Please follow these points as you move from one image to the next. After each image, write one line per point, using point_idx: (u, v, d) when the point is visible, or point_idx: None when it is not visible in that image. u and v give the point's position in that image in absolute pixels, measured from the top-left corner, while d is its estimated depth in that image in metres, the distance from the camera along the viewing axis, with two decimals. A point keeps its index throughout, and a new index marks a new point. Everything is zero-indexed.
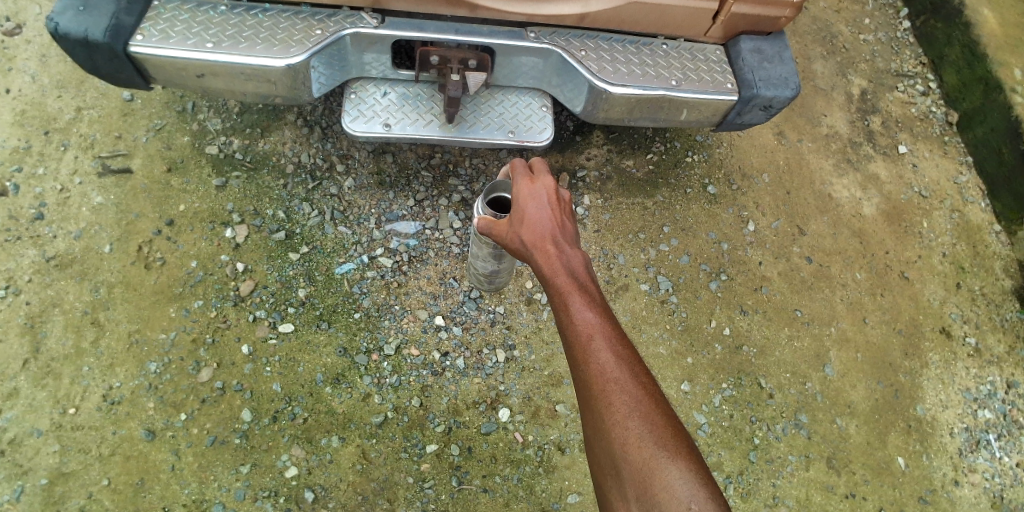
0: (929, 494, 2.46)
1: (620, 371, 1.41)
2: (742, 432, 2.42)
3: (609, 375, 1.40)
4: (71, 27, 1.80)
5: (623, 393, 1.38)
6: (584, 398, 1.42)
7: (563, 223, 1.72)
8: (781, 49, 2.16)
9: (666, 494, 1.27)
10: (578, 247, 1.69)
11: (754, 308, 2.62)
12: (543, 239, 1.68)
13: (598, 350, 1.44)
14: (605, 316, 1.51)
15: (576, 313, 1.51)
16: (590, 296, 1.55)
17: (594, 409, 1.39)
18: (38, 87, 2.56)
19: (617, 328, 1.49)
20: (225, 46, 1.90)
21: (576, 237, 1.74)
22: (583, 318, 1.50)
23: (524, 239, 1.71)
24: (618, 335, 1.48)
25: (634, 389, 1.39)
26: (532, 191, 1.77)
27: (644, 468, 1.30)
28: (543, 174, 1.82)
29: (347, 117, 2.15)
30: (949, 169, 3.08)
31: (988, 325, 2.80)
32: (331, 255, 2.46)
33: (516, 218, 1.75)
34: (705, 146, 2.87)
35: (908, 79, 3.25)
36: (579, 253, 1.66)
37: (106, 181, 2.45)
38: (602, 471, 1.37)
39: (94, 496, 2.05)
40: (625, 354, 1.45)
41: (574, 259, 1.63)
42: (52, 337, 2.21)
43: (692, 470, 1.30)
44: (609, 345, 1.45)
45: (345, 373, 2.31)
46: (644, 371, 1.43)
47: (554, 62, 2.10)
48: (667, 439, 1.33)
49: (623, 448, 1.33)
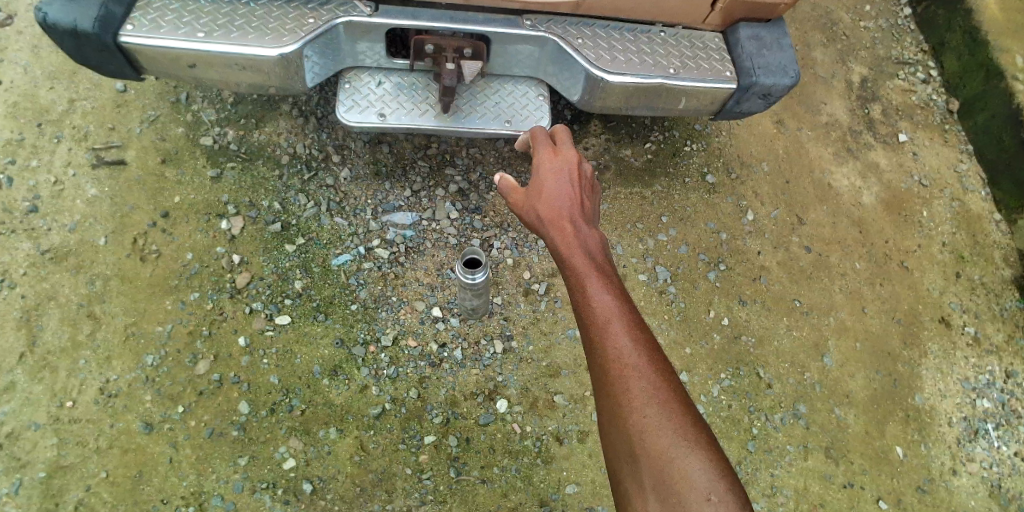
0: (928, 483, 2.46)
1: (638, 357, 1.40)
2: (740, 422, 2.42)
3: (627, 361, 1.40)
4: (59, 17, 1.78)
5: (641, 379, 1.37)
6: (600, 383, 1.42)
7: (582, 203, 1.70)
8: (780, 36, 2.14)
9: (685, 486, 1.27)
10: (595, 228, 1.67)
11: (752, 298, 2.61)
12: (561, 218, 1.67)
13: (616, 335, 1.43)
14: (623, 300, 1.50)
15: (594, 296, 1.50)
16: (608, 279, 1.54)
17: (611, 395, 1.38)
18: (30, 78, 2.53)
19: (635, 313, 1.48)
20: (216, 36, 1.87)
21: (594, 217, 1.72)
22: (601, 300, 1.49)
23: (542, 217, 1.70)
24: (636, 320, 1.47)
25: (653, 376, 1.38)
26: (552, 168, 1.74)
27: (662, 458, 1.30)
28: (563, 151, 1.79)
29: (341, 106, 2.13)
30: (949, 158, 3.06)
31: (988, 314, 2.79)
32: (328, 246, 2.44)
33: (535, 193, 1.74)
34: (704, 135, 2.85)
35: (908, 67, 3.22)
36: (596, 234, 1.65)
37: (100, 173, 2.43)
38: (617, 456, 1.36)
39: (92, 489, 2.05)
40: (643, 340, 1.44)
41: (593, 241, 1.62)
42: (47, 331, 2.21)
43: (711, 461, 1.30)
44: (627, 330, 1.44)
45: (342, 364, 2.30)
46: (661, 357, 1.43)
47: (550, 50, 2.08)
48: (685, 427, 1.33)
49: (640, 435, 1.33)
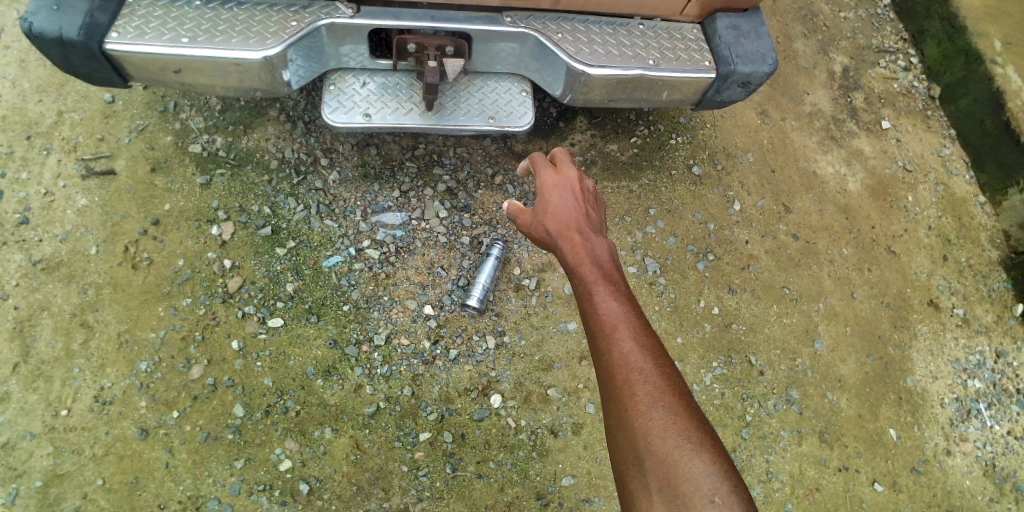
0: (922, 464, 2.48)
1: (644, 361, 1.46)
2: (733, 410, 2.44)
3: (633, 365, 1.45)
4: (45, 27, 1.80)
5: (647, 383, 1.42)
6: (607, 387, 1.47)
7: (587, 213, 1.78)
8: (757, 25, 2.17)
9: (689, 488, 1.30)
10: (602, 236, 1.74)
11: (741, 287, 2.63)
12: (567, 228, 1.74)
13: (622, 340, 1.49)
14: (629, 306, 1.56)
15: (600, 303, 1.57)
16: (614, 287, 1.61)
17: (617, 398, 1.44)
18: (18, 91, 2.54)
19: (641, 320, 1.54)
20: (201, 40, 1.90)
21: (600, 226, 1.79)
22: (607, 307, 1.55)
23: (548, 229, 1.76)
24: (642, 327, 1.53)
25: (658, 380, 1.44)
26: (556, 182, 1.83)
27: (666, 459, 1.34)
28: (567, 165, 1.87)
29: (326, 108, 2.16)
30: (932, 143, 3.09)
31: (976, 295, 2.82)
32: (318, 248, 2.46)
33: (541, 207, 1.80)
34: (689, 128, 2.87)
35: (889, 55, 3.25)
36: (602, 244, 1.72)
37: (89, 183, 2.44)
38: (622, 457, 1.41)
39: (89, 496, 2.06)
40: (649, 345, 1.49)
41: (599, 250, 1.69)
42: (41, 341, 2.22)
43: (716, 463, 1.34)
44: (634, 336, 1.50)
45: (336, 365, 2.31)
46: (667, 362, 1.48)
47: (531, 46, 2.11)
48: (691, 431, 1.38)
49: (646, 438, 1.37)
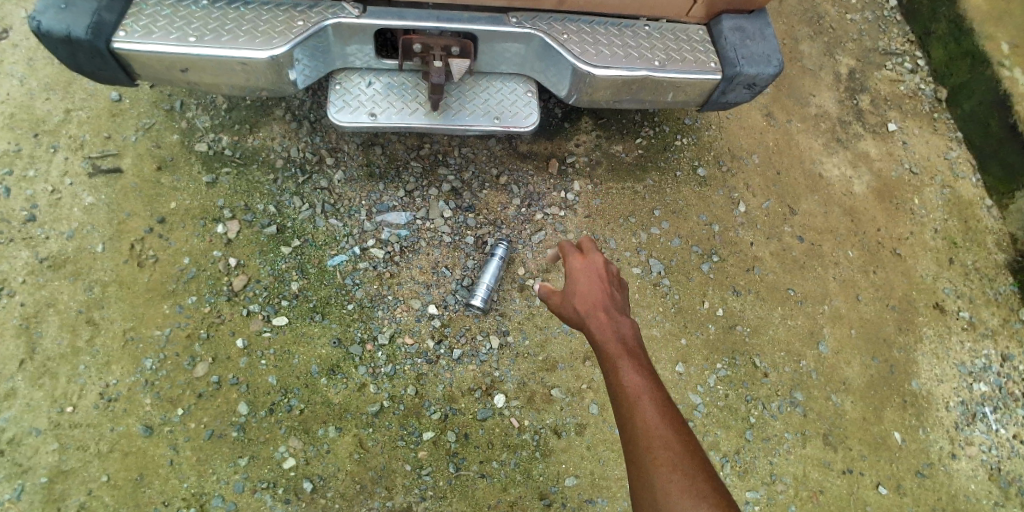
0: (927, 467, 2.47)
1: (671, 439, 1.44)
2: (737, 411, 2.43)
3: (658, 438, 1.44)
4: (53, 25, 1.81)
5: (675, 462, 1.40)
6: (633, 465, 1.44)
7: (612, 290, 1.76)
8: (763, 26, 2.17)
9: None
10: (627, 315, 1.72)
11: (746, 289, 2.63)
12: (594, 305, 1.72)
13: (648, 416, 1.48)
14: (655, 384, 1.55)
15: (626, 379, 1.55)
16: (640, 365, 1.59)
17: (644, 477, 1.41)
18: (26, 90, 2.55)
19: (667, 397, 1.53)
20: (207, 39, 1.91)
21: (625, 304, 1.77)
22: (631, 381, 1.54)
23: (574, 307, 1.74)
24: (669, 405, 1.51)
25: (685, 459, 1.41)
26: (581, 265, 1.80)
27: None
28: (591, 250, 1.85)
29: (332, 107, 2.16)
30: (939, 145, 3.08)
31: (982, 298, 2.80)
32: (323, 247, 2.47)
33: (568, 287, 1.78)
34: (694, 129, 2.86)
35: (895, 58, 3.25)
36: (627, 321, 1.70)
37: (96, 181, 2.45)
38: None
39: (94, 493, 2.07)
40: (675, 423, 1.47)
41: (625, 327, 1.67)
42: (47, 337, 2.23)
43: None
44: (657, 407, 1.49)
45: (340, 364, 2.32)
46: (694, 441, 1.45)
47: (536, 47, 2.11)
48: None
49: None
